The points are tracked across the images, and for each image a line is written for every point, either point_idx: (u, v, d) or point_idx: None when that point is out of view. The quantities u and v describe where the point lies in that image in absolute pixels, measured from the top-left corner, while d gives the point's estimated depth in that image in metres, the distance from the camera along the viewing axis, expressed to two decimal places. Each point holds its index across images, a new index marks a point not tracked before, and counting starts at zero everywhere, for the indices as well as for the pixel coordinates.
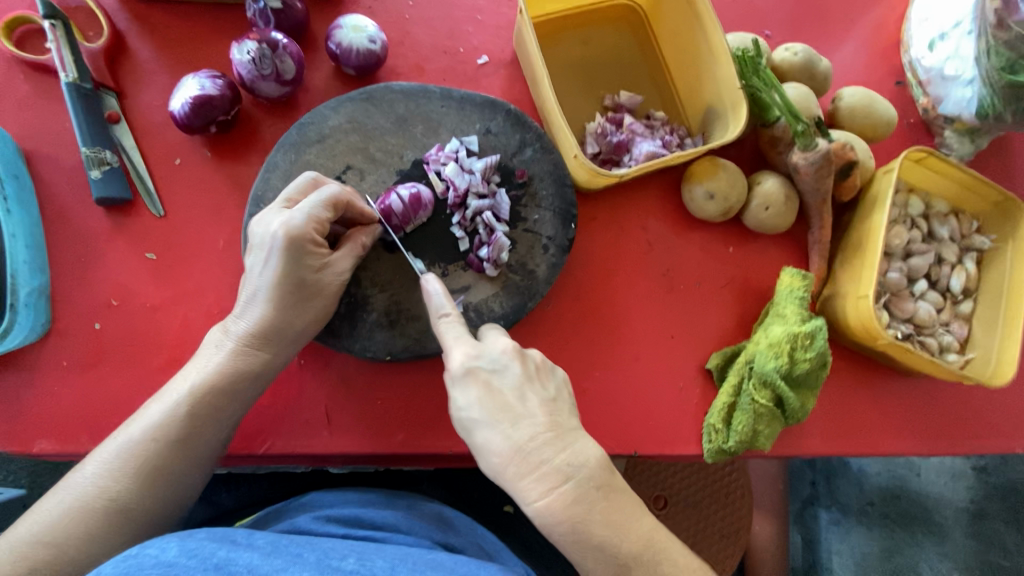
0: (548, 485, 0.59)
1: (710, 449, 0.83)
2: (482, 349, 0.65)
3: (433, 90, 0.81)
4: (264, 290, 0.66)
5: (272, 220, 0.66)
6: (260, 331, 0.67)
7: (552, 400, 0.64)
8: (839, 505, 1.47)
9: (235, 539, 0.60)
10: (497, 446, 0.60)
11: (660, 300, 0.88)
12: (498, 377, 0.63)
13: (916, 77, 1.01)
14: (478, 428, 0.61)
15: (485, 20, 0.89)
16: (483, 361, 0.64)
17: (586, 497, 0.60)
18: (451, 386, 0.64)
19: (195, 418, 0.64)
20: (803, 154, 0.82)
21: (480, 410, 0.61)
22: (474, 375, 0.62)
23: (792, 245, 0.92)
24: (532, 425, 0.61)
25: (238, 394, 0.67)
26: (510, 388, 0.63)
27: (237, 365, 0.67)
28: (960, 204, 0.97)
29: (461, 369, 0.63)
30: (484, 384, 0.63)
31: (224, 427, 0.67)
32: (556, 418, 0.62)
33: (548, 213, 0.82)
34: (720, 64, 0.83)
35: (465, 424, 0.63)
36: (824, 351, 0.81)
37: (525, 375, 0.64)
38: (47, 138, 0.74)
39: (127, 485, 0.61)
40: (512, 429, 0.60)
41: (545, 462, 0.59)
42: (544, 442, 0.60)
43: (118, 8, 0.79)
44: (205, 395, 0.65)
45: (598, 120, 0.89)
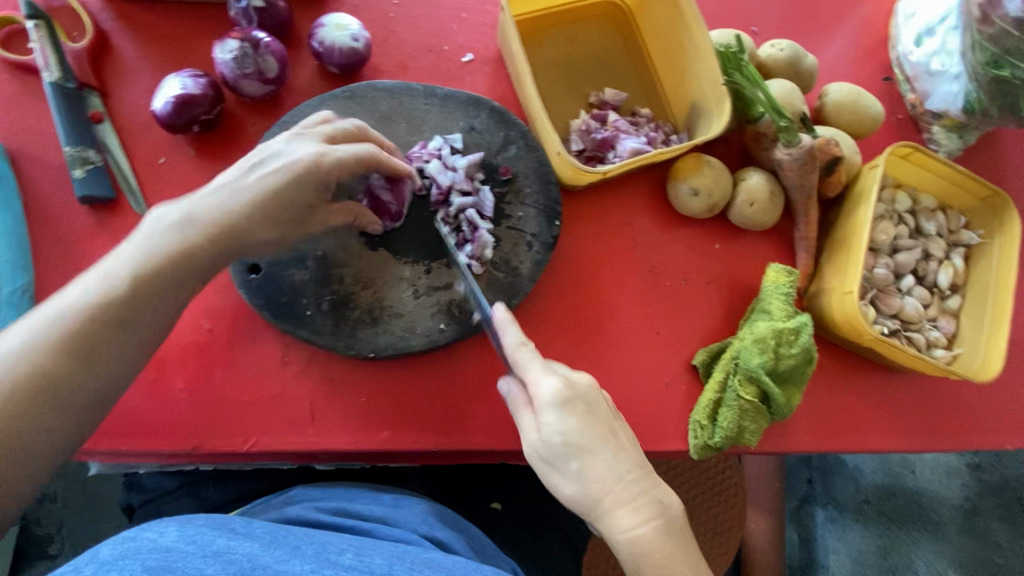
0: (643, 516, 0.64)
1: (696, 445, 0.83)
2: (574, 380, 0.66)
3: (417, 88, 0.81)
4: (246, 192, 0.59)
5: (302, 146, 0.62)
6: (221, 222, 0.58)
7: (633, 439, 0.69)
8: (835, 503, 1.47)
9: (234, 527, 0.61)
10: (600, 477, 0.64)
11: (645, 296, 0.88)
12: (592, 409, 0.65)
13: (904, 73, 1.02)
14: (577, 457, 0.63)
15: (470, 18, 0.89)
16: (579, 393, 0.65)
17: (670, 528, 0.66)
18: (544, 413, 0.64)
19: (137, 301, 0.55)
20: (787, 150, 0.82)
21: (582, 441, 0.63)
22: (576, 407, 0.64)
23: (778, 241, 0.92)
24: (627, 459, 0.65)
25: (182, 288, 0.58)
26: (604, 424, 0.66)
27: (187, 249, 0.58)
28: (947, 199, 0.96)
29: (562, 398, 0.64)
30: (583, 415, 0.64)
31: (163, 317, 0.58)
32: (641, 456, 0.68)
33: (533, 211, 0.82)
34: (703, 61, 0.84)
35: (556, 451, 0.64)
36: (810, 347, 0.81)
37: (610, 411, 0.68)
38: (31, 137, 0.75)
39: (50, 360, 0.52)
40: (610, 460, 0.64)
41: (640, 494, 0.65)
42: (637, 477, 0.65)
43: (102, 8, 0.79)
44: (148, 277, 0.56)
45: (583, 118, 0.89)
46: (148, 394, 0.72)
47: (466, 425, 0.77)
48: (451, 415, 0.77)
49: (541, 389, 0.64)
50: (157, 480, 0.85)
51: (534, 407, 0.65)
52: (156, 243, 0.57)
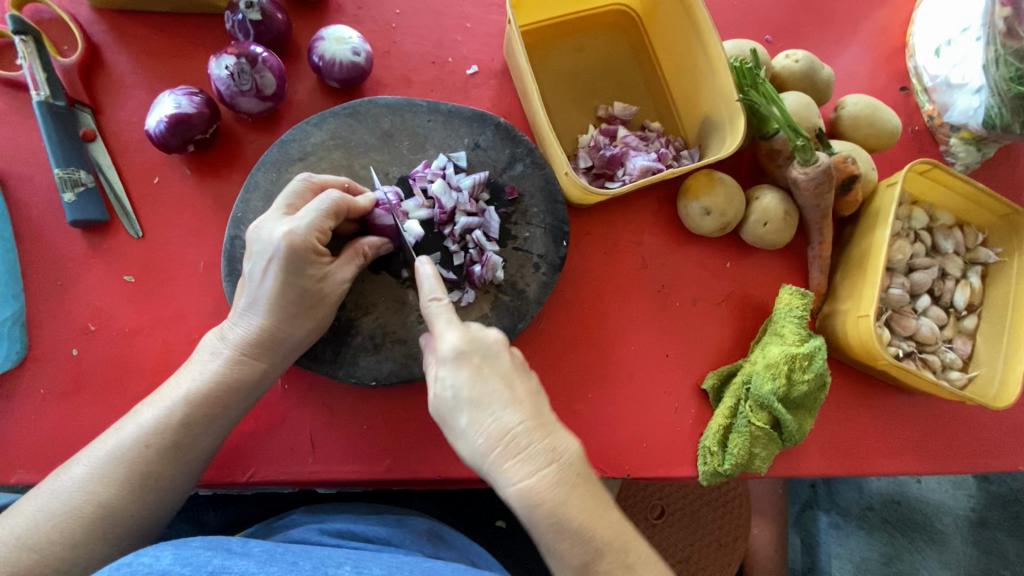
0: (533, 469, 0.55)
1: (706, 471, 0.81)
2: (477, 335, 0.60)
3: (420, 103, 0.78)
4: (264, 298, 0.64)
5: (273, 227, 0.63)
6: (256, 340, 0.64)
7: (542, 392, 0.60)
8: (838, 509, 1.46)
9: (229, 547, 0.56)
10: (484, 430, 0.56)
11: (654, 317, 0.85)
12: (490, 363, 0.59)
13: (922, 84, 0.99)
14: (463, 409, 0.57)
15: (474, 28, 0.86)
16: (477, 347, 0.59)
17: (568, 486, 0.56)
18: (438, 364, 0.59)
19: (187, 427, 0.61)
20: (803, 169, 0.79)
21: (470, 393, 0.57)
22: (468, 359, 0.58)
23: (791, 260, 0.90)
24: (520, 411, 0.57)
25: (234, 406, 0.64)
26: (503, 377, 0.58)
27: (233, 373, 0.64)
28: (965, 216, 0.94)
29: (454, 350, 0.58)
30: (475, 367, 0.58)
31: (218, 435, 0.64)
32: (545, 410, 0.59)
33: (540, 231, 0.79)
34: (718, 74, 0.80)
35: (445, 403, 0.58)
36: (823, 372, 0.79)
37: (518, 365, 0.61)
38: (21, 158, 0.72)
39: (114, 488, 0.58)
40: (499, 413, 0.56)
41: (532, 448, 0.56)
42: (531, 429, 0.56)
43: (93, 20, 0.76)
44: (200, 403, 0.62)
45: (592, 133, 0.87)
46: None
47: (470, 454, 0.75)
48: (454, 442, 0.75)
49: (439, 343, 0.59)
50: None
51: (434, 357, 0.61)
52: (203, 371, 0.64)
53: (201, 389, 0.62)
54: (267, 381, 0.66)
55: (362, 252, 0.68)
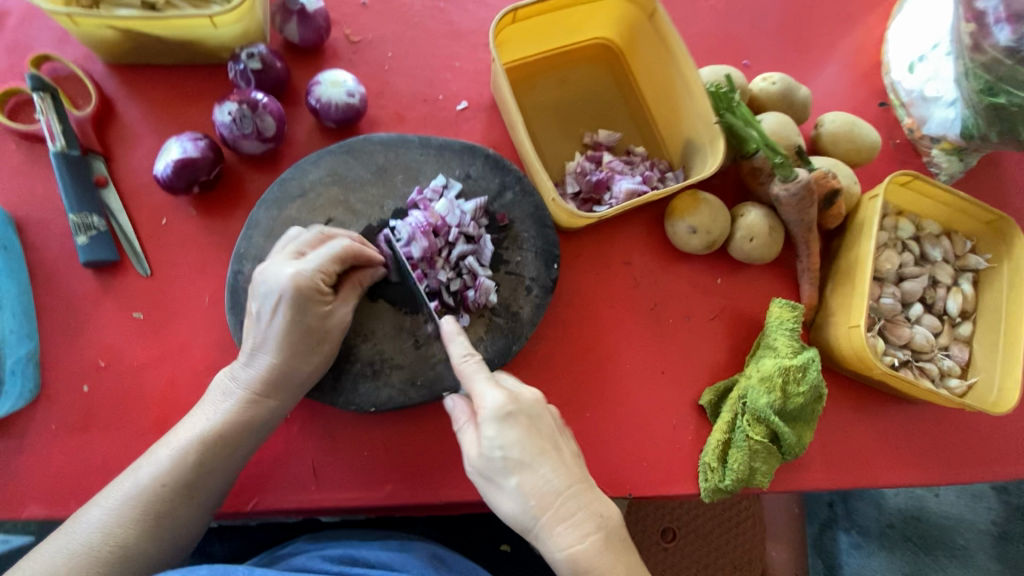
0: (581, 533, 0.58)
1: (707, 488, 0.81)
2: (519, 395, 0.63)
3: (412, 138, 0.82)
4: (273, 338, 0.66)
5: (280, 269, 0.66)
6: (267, 379, 0.66)
7: (577, 453, 0.65)
8: (858, 527, 1.43)
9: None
10: (536, 488, 0.59)
11: (648, 335, 0.87)
12: (536, 424, 0.62)
13: (899, 99, 1.02)
14: (515, 469, 0.59)
15: (463, 67, 0.91)
16: (522, 407, 0.62)
17: (612, 549, 0.59)
18: (484, 426, 0.60)
19: (201, 467, 0.63)
20: (784, 185, 0.81)
21: (521, 455, 0.59)
22: (517, 419, 0.60)
23: (781, 274, 0.91)
24: (565, 473, 0.60)
25: (246, 443, 0.66)
26: (548, 439, 0.62)
27: (248, 412, 0.66)
28: (952, 224, 0.96)
29: (502, 411, 0.60)
30: (524, 428, 0.61)
31: (228, 473, 0.65)
32: (583, 471, 0.63)
33: (531, 255, 0.82)
34: (695, 99, 0.84)
35: (496, 466, 0.60)
36: (818, 384, 0.80)
37: (556, 426, 0.64)
38: (38, 205, 0.76)
39: (133, 524, 0.59)
40: (549, 473, 0.60)
41: (580, 512, 0.59)
42: (577, 491, 0.60)
43: (106, 75, 0.81)
44: (215, 441, 0.64)
45: (578, 160, 0.90)
46: None
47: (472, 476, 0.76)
48: (454, 466, 0.77)
49: (483, 401, 0.61)
50: None
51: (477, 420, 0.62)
52: (218, 412, 0.66)
53: (216, 424, 0.65)
54: (274, 416, 0.68)
55: (359, 283, 0.72)
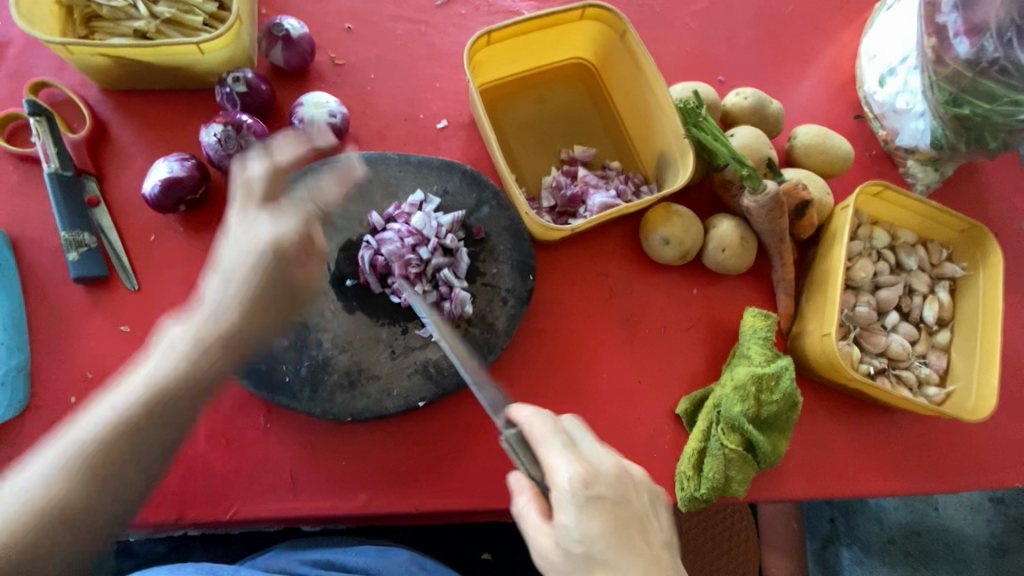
0: None
1: (683, 497, 0.81)
2: (601, 470, 0.57)
3: (391, 156, 0.85)
4: (225, 289, 0.62)
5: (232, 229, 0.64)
6: (222, 335, 0.62)
7: (660, 534, 0.60)
8: (859, 543, 1.40)
9: (220, 573, 0.66)
10: None
11: (624, 345, 0.88)
12: (621, 508, 0.56)
13: (873, 111, 1.04)
14: (594, 563, 0.54)
15: (443, 87, 0.94)
16: (608, 491, 0.56)
17: None
18: (562, 515, 0.54)
19: (144, 422, 0.58)
20: (753, 197, 0.83)
21: (603, 549, 0.54)
22: (601, 508, 0.54)
23: (756, 284, 0.93)
24: (646, 564, 0.56)
25: (198, 394, 0.61)
26: (632, 524, 0.57)
27: (199, 359, 0.61)
28: (927, 233, 0.97)
29: (583, 498, 0.54)
30: (607, 516, 0.55)
31: (179, 423, 0.61)
32: (666, 555, 0.58)
33: (507, 266, 0.84)
34: (666, 115, 0.87)
35: (573, 557, 0.55)
36: (792, 392, 0.80)
37: (639, 502, 0.59)
38: (33, 224, 0.80)
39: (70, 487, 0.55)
40: (633, 569, 0.54)
41: None
42: None
43: (101, 99, 0.86)
44: (163, 393, 0.59)
45: (553, 175, 0.92)
46: None
47: (448, 484, 0.78)
48: (430, 475, 0.78)
49: (558, 482, 0.55)
50: (146, 545, 0.83)
51: (552, 507, 0.56)
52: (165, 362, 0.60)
53: (160, 376, 0.59)
54: (227, 367, 0.63)
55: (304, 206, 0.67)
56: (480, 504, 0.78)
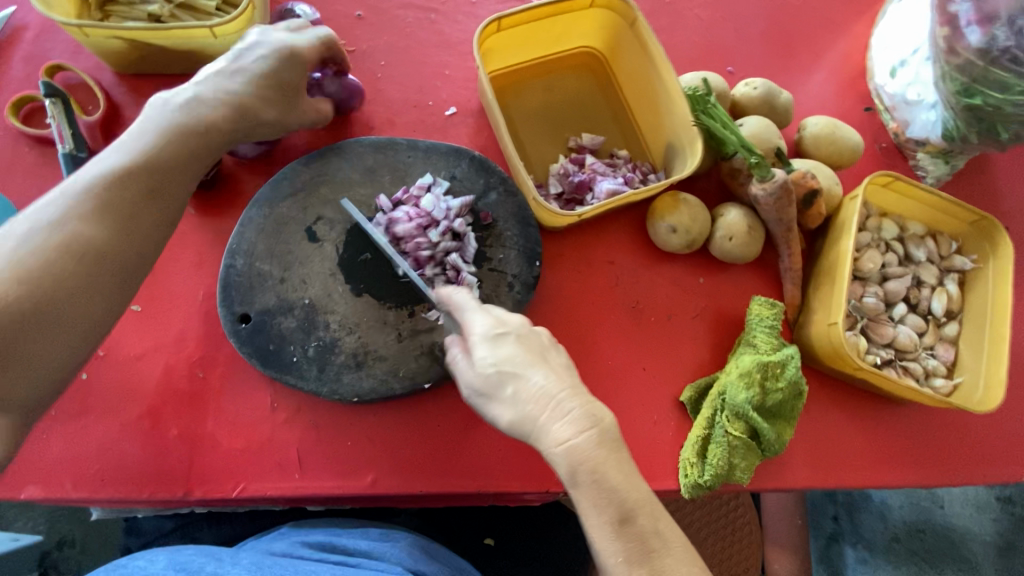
0: (578, 429, 0.59)
1: (686, 484, 0.81)
2: (505, 318, 0.65)
3: (401, 141, 0.86)
4: (156, 119, 0.67)
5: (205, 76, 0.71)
6: (118, 177, 0.61)
7: (568, 363, 0.65)
8: (864, 542, 1.40)
9: (222, 555, 0.65)
10: (531, 395, 0.61)
11: (629, 332, 0.88)
12: (525, 338, 0.64)
13: (883, 104, 1.04)
14: (510, 380, 0.61)
15: (453, 74, 0.95)
16: (508, 326, 0.64)
17: (607, 449, 0.60)
18: (476, 347, 0.63)
19: (33, 281, 0.54)
20: (761, 185, 0.83)
21: (512, 364, 0.62)
22: (505, 336, 0.63)
23: (763, 274, 0.93)
24: (555, 376, 0.62)
25: (89, 257, 0.57)
26: (536, 351, 0.63)
27: (88, 218, 0.58)
28: (936, 226, 0.96)
29: (489, 331, 0.63)
30: (512, 345, 0.63)
31: (78, 296, 0.57)
32: (574, 377, 0.64)
33: (513, 252, 0.84)
34: (674, 102, 0.87)
35: (491, 379, 0.62)
36: (797, 380, 0.81)
37: (543, 341, 0.65)
38: None
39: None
40: (542, 379, 0.61)
41: (574, 410, 0.60)
42: (570, 393, 0.61)
43: (115, 83, 0.87)
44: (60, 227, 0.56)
45: (561, 162, 0.92)
46: (143, 442, 0.75)
47: (452, 467, 0.78)
48: (434, 457, 0.78)
49: (471, 327, 0.64)
50: (154, 522, 0.84)
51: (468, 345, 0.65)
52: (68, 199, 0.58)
53: (90, 182, 0.60)
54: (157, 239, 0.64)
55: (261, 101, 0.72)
56: (483, 487, 0.78)
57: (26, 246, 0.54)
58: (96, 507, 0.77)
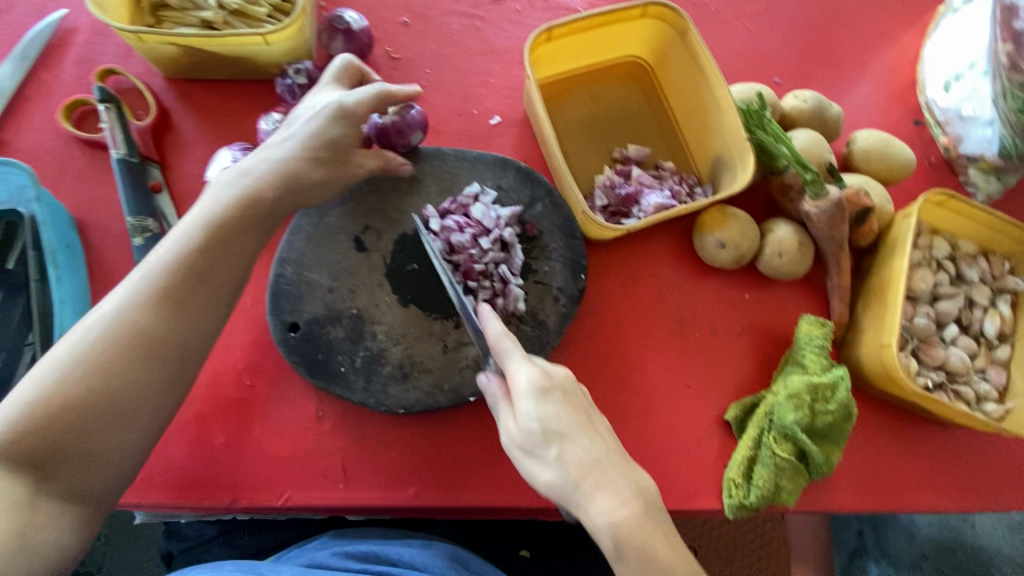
0: (623, 500, 0.59)
1: (731, 504, 0.80)
2: (552, 372, 0.64)
3: (448, 151, 0.85)
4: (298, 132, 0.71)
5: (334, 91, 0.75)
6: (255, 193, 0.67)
7: (608, 427, 0.66)
8: (889, 558, 1.33)
9: (264, 571, 0.64)
10: (578, 462, 0.60)
11: (673, 348, 0.87)
12: (570, 398, 0.63)
13: (935, 118, 1.01)
14: (557, 442, 0.60)
15: (497, 83, 0.94)
16: (556, 383, 0.63)
17: (652, 520, 0.60)
18: (521, 403, 0.61)
19: (144, 337, 0.59)
20: (815, 203, 0.81)
21: (560, 426, 0.60)
22: (554, 395, 0.61)
23: (810, 291, 0.91)
24: (602, 442, 0.62)
25: (194, 312, 0.62)
26: (582, 412, 0.63)
27: (198, 258, 0.63)
28: (989, 245, 0.94)
29: (538, 387, 0.62)
30: (559, 403, 0.62)
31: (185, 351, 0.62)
32: (616, 443, 0.64)
33: (559, 265, 0.83)
34: (726, 116, 0.85)
35: (535, 438, 0.60)
36: (848, 403, 0.79)
37: (585, 401, 0.65)
38: (98, 208, 0.82)
39: (70, 386, 0.55)
40: (588, 444, 0.61)
41: (619, 480, 0.60)
42: (615, 461, 0.61)
43: (165, 88, 0.87)
44: (167, 283, 0.61)
45: (607, 173, 0.91)
46: (190, 448, 0.75)
47: (495, 480, 0.78)
48: (477, 471, 0.78)
49: (519, 380, 0.62)
50: (196, 528, 0.86)
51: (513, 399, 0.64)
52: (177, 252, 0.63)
53: (197, 231, 0.65)
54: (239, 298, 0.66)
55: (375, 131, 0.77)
56: (526, 502, 0.77)
57: (146, 296, 0.61)
58: (142, 511, 0.78)
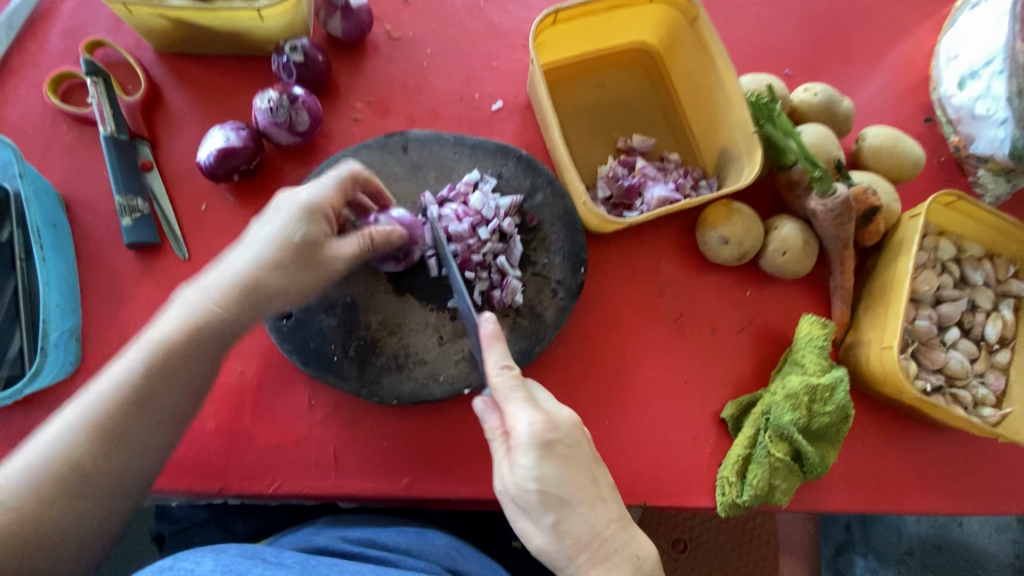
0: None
1: (723, 502, 0.80)
2: (557, 420, 0.62)
3: (447, 137, 0.83)
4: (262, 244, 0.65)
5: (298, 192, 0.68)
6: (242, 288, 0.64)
7: (614, 486, 0.65)
8: (875, 552, 1.31)
9: (267, 556, 0.63)
10: (575, 531, 0.60)
11: (671, 344, 0.86)
12: (574, 453, 0.62)
13: (947, 115, 0.99)
14: (554, 507, 0.60)
15: (500, 66, 0.91)
16: (562, 436, 0.61)
17: None
18: (520, 455, 0.60)
19: (144, 395, 0.59)
20: (821, 200, 0.79)
21: (560, 489, 0.60)
22: (556, 452, 0.60)
23: (811, 289, 0.90)
24: (604, 509, 0.62)
25: (194, 364, 0.62)
26: (585, 471, 0.62)
27: (201, 320, 0.62)
28: (995, 248, 0.92)
29: (540, 441, 0.60)
30: (562, 460, 0.60)
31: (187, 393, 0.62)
32: (620, 507, 0.64)
33: (558, 257, 0.82)
34: (734, 109, 0.83)
35: (532, 498, 0.59)
36: (846, 405, 0.78)
37: (590, 454, 0.64)
38: (86, 186, 0.80)
39: (85, 447, 0.56)
40: (588, 513, 0.61)
41: (619, 553, 0.61)
42: (615, 530, 0.62)
43: (155, 62, 0.84)
44: (170, 346, 0.60)
45: (610, 164, 0.89)
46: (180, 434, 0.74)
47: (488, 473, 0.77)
48: (470, 463, 0.77)
49: (519, 429, 0.60)
50: (186, 510, 0.84)
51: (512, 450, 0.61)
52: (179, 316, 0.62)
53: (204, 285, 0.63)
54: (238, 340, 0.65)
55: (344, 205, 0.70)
56: None
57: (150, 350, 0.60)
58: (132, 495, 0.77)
